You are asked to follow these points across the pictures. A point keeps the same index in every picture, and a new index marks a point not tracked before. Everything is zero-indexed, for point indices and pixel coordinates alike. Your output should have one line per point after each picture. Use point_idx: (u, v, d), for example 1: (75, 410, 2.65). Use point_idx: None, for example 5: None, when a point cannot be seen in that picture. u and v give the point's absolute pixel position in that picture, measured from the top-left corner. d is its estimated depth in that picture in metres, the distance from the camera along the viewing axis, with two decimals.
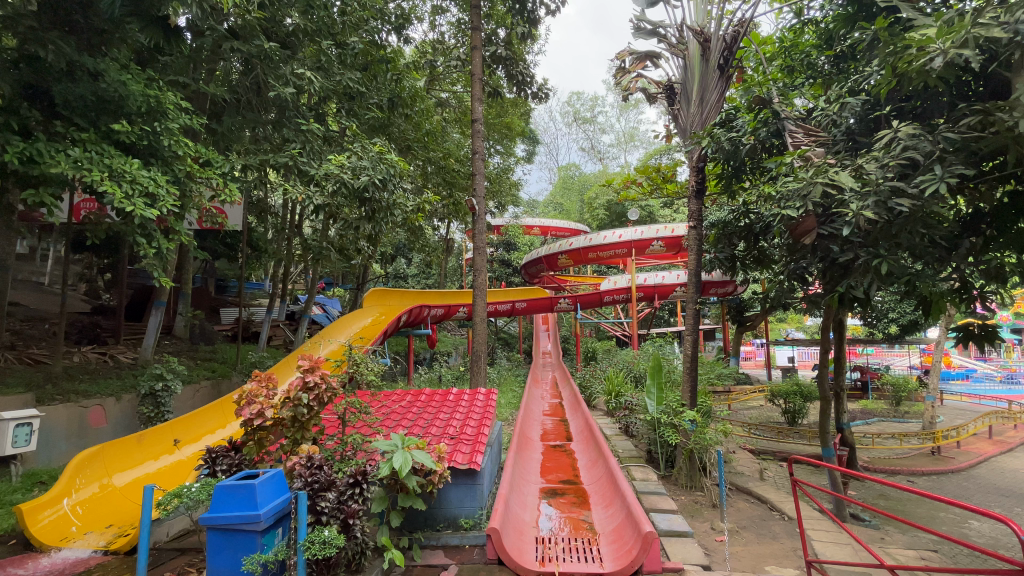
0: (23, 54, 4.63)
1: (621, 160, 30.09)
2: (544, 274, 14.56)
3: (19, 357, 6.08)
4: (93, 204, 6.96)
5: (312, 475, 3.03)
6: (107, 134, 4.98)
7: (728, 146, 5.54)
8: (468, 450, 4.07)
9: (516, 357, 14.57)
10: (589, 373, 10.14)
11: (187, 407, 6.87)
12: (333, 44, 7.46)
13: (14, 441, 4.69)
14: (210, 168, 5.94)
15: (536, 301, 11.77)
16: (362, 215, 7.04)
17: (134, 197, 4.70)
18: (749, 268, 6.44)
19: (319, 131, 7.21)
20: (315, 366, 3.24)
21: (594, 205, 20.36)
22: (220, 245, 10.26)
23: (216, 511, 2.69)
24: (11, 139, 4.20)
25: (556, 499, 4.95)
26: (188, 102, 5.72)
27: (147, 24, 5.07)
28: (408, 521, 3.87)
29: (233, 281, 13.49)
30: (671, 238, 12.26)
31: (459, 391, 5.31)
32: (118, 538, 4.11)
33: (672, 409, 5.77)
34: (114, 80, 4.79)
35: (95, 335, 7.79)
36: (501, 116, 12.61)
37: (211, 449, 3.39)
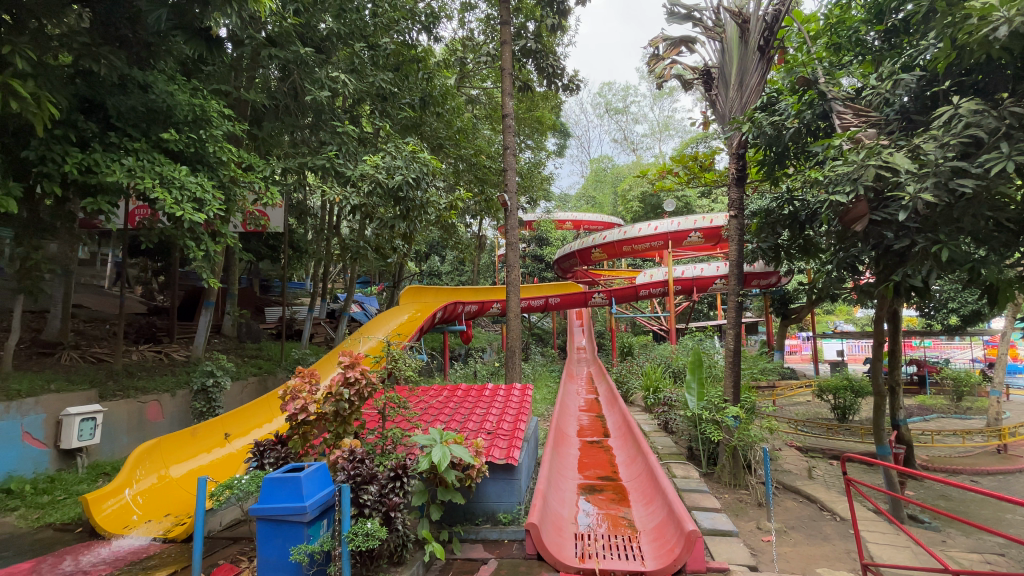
0: (78, 69, 4.89)
1: (655, 149, 29.44)
2: (578, 269, 14.43)
3: (83, 355, 6.48)
4: (148, 209, 7.17)
5: (354, 468, 3.11)
6: (157, 143, 5.24)
7: (771, 131, 5.34)
8: (505, 445, 4.07)
9: (550, 352, 14.56)
10: (626, 368, 9.97)
11: (237, 402, 7.18)
12: (366, 47, 7.61)
13: (79, 435, 5.09)
14: (253, 173, 6.18)
15: (569, 296, 11.64)
16: (397, 214, 7.17)
17: (183, 203, 4.92)
18: (794, 258, 6.15)
19: (354, 133, 7.40)
20: (355, 362, 3.28)
21: (627, 197, 20.01)
22: (263, 247, 10.66)
23: (265, 502, 2.78)
24: (70, 151, 4.49)
25: (594, 495, 4.91)
26: (231, 110, 5.96)
27: (191, 36, 5.15)
28: (447, 515, 3.92)
29: (276, 281, 14.01)
30: (710, 229, 11.90)
31: (495, 385, 5.33)
32: (175, 527, 4.35)
33: (714, 405, 5.59)
34: (162, 91, 5.14)
35: (152, 334, 8.25)
36: (532, 110, 12.56)
37: (258, 442, 3.50)
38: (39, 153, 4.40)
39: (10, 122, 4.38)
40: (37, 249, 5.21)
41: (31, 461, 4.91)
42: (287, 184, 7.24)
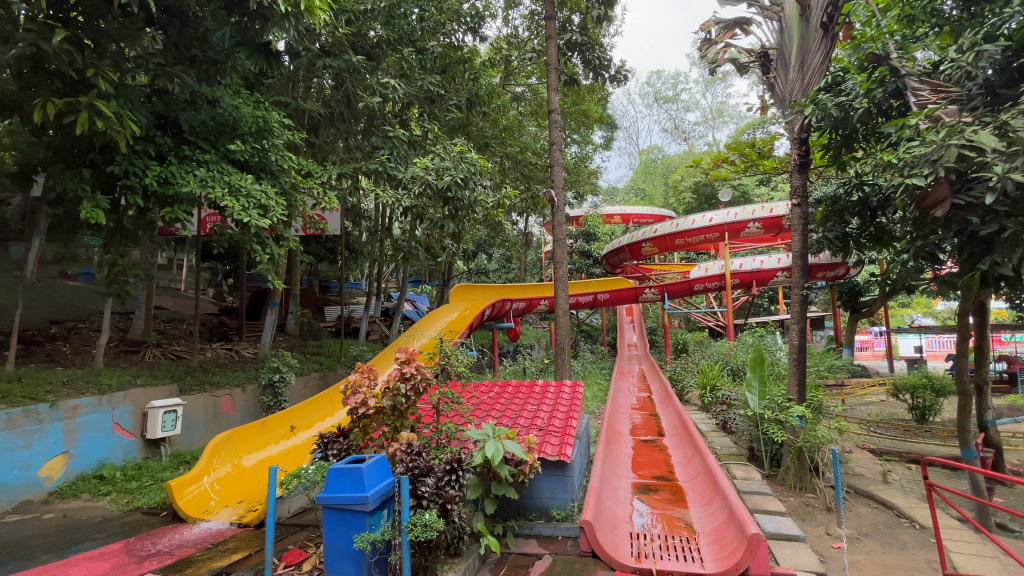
0: (154, 88, 5.27)
1: (708, 137, 28.33)
2: (627, 264, 14.13)
3: (164, 353, 7.05)
4: (218, 217, 7.67)
5: (412, 461, 3.20)
6: (226, 154, 5.60)
7: (836, 113, 4.95)
8: (557, 441, 4.07)
9: (600, 349, 14.38)
10: (681, 366, 9.65)
11: (300, 396, 7.58)
12: (414, 51, 7.84)
13: (163, 426, 5.55)
14: (312, 179, 6.48)
15: (618, 292, 11.44)
16: (446, 214, 7.32)
17: (250, 210, 5.23)
18: (865, 248, 5.81)
19: (404, 137, 7.63)
20: (410, 358, 3.39)
21: (678, 188, 19.40)
22: (321, 249, 11.18)
23: (330, 491, 2.92)
24: (150, 165, 4.90)
25: (650, 495, 4.81)
26: (290, 120, 6.29)
27: (253, 52, 5.36)
28: (501, 510, 3.97)
29: (334, 282, 14.63)
30: (770, 219, 11.36)
31: (545, 382, 5.31)
32: (248, 513, 4.65)
33: (777, 404, 5.34)
34: (228, 106, 5.53)
35: (223, 333, 8.85)
36: (578, 103, 12.40)
37: (323, 435, 3.67)
38: (123, 167, 4.79)
39: (98, 140, 4.80)
40: (124, 256, 5.69)
41: (120, 450, 5.39)
42: (343, 188, 7.56)
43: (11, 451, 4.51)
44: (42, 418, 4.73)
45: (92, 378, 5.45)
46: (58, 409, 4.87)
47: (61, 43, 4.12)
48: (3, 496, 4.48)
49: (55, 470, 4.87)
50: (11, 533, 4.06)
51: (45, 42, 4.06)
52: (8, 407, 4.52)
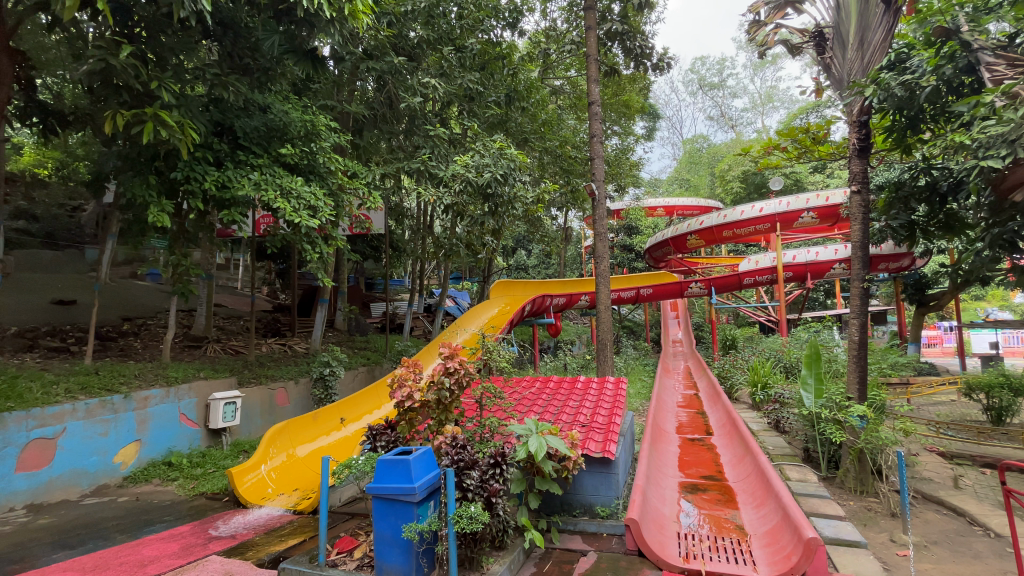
0: (211, 97, 5.55)
1: (757, 124, 27.18)
2: (671, 258, 13.80)
3: (224, 347, 7.47)
4: (271, 218, 8.04)
5: (457, 453, 3.25)
6: (277, 157, 5.85)
7: (901, 93, 4.59)
8: (601, 438, 4.04)
9: (644, 345, 14.11)
10: (729, 363, 9.32)
11: (349, 390, 7.88)
12: (453, 49, 7.92)
13: (224, 416, 5.90)
14: (357, 180, 6.68)
15: (662, 287, 11.17)
16: (486, 211, 7.39)
17: (301, 210, 5.44)
18: (933, 236, 5.46)
19: (444, 135, 7.75)
20: (454, 353, 3.46)
21: (726, 178, 18.74)
22: (367, 248, 11.53)
23: (379, 482, 3.02)
24: (210, 170, 5.20)
25: (698, 494, 4.69)
26: (337, 123, 6.50)
27: (300, 58, 5.65)
28: (545, 505, 3.98)
29: (379, 279, 15.06)
30: (825, 208, 10.79)
31: (587, 378, 5.26)
32: (303, 501, 4.87)
33: (835, 403, 5.07)
34: (279, 111, 5.79)
35: (277, 329, 9.29)
36: (619, 94, 12.16)
37: (371, 427, 3.78)
38: (185, 173, 5.10)
39: (162, 148, 5.12)
40: (186, 256, 6.05)
41: (185, 439, 5.77)
42: (387, 188, 7.75)
43: (91, 439, 4.88)
44: (117, 408, 5.11)
45: (160, 371, 5.84)
46: (131, 399, 5.24)
47: (127, 58, 4.41)
48: (84, 480, 4.84)
49: (129, 457, 5.24)
50: (91, 514, 4.41)
51: (112, 57, 4.35)
52: (87, 398, 4.91)
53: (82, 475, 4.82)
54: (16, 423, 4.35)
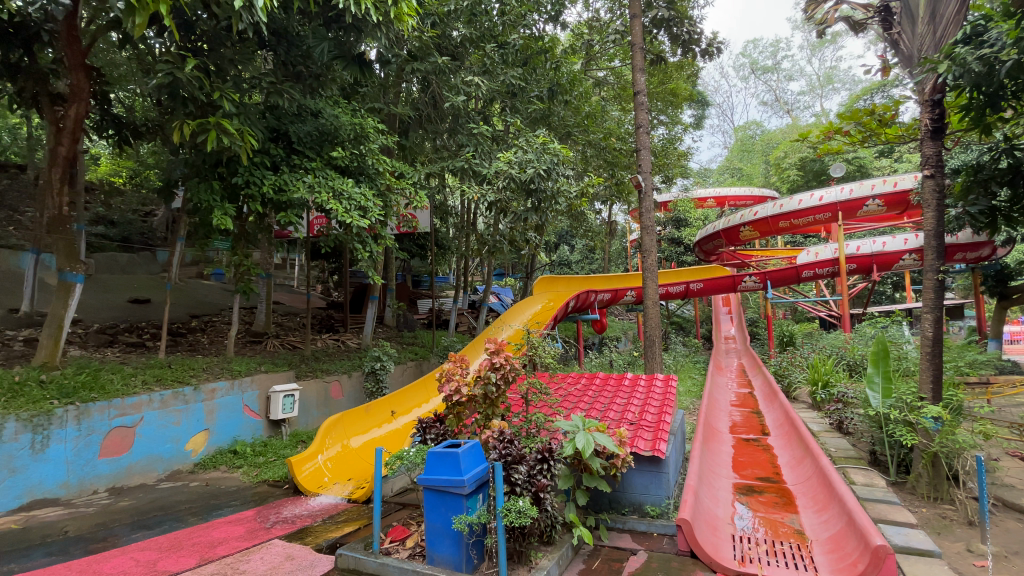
0: (267, 104, 5.83)
1: (815, 107, 25.69)
2: (723, 251, 13.30)
3: (283, 342, 7.86)
4: (324, 219, 8.37)
5: (505, 448, 3.27)
6: (329, 160, 6.07)
7: (979, 69, 4.06)
8: (650, 436, 3.96)
9: (693, 342, 13.69)
10: (787, 360, 8.87)
11: (399, 383, 8.12)
12: (495, 46, 7.94)
13: (283, 408, 6.23)
14: (404, 180, 6.84)
15: (713, 281, 10.80)
16: (529, 207, 7.40)
17: (352, 211, 5.64)
18: (1018, 223, 4.99)
19: (487, 132, 7.81)
20: (500, 349, 3.49)
21: (781, 166, 17.87)
22: (414, 246, 11.80)
23: (429, 473, 3.09)
24: (268, 175, 5.47)
25: (754, 496, 4.51)
26: (384, 125, 6.65)
27: (349, 63, 5.89)
28: (593, 502, 3.96)
29: (425, 277, 15.39)
30: (893, 195, 10.02)
31: (635, 375, 5.14)
32: (357, 490, 5.07)
33: (906, 404, 4.74)
34: (330, 116, 6.01)
35: (331, 325, 9.69)
36: (666, 82, 11.81)
37: (421, 420, 3.87)
38: (245, 178, 5.40)
39: (225, 156, 5.43)
40: (247, 257, 6.39)
41: (249, 428, 6.13)
42: (432, 187, 7.90)
43: (165, 427, 5.27)
44: (187, 399, 5.49)
45: (225, 365, 6.23)
46: (200, 391, 5.62)
47: (192, 71, 4.69)
48: (160, 466, 5.23)
49: (199, 444, 5.61)
50: (167, 497, 4.77)
51: (179, 71, 4.63)
52: (161, 389, 5.31)
53: (158, 460, 5.22)
54: (100, 412, 4.77)
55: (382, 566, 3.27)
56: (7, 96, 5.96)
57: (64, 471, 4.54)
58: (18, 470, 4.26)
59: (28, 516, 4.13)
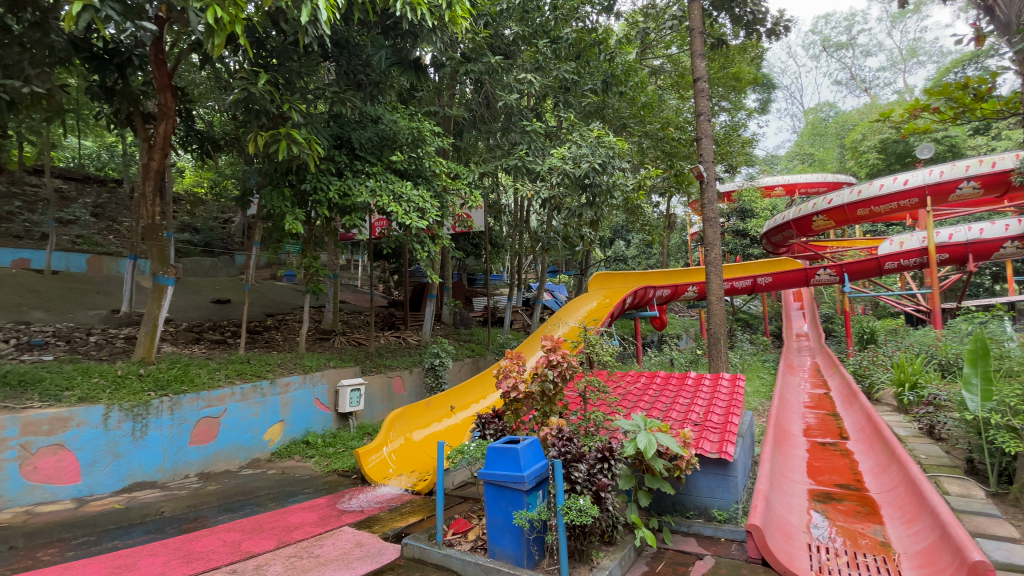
0: (332, 113, 6.13)
1: (897, 84, 23.59)
2: (793, 242, 12.53)
3: (349, 339, 8.27)
4: (385, 221, 8.67)
5: (565, 445, 3.25)
6: (389, 165, 6.30)
7: None
8: (716, 438, 3.81)
9: (761, 339, 12.99)
10: (867, 359, 8.23)
11: (458, 379, 8.32)
12: (548, 42, 7.96)
13: (350, 402, 6.56)
14: (460, 180, 6.96)
15: (783, 275, 10.19)
16: (584, 202, 7.30)
17: (411, 213, 5.81)
18: None
19: (540, 129, 7.82)
20: (556, 346, 3.49)
21: (859, 149, 16.56)
22: (469, 245, 11.98)
23: (490, 468, 3.14)
24: (333, 181, 5.75)
25: (832, 504, 4.22)
26: (440, 127, 6.79)
27: (406, 69, 6.15)
28: (656, 504, 3.87)
29: (480, 275, 15.61)
30: (992, 175, 9.09)
31: (699, 374, 4.91)
32: (420, 483, 5.25)
33: (1010, 408, 4.27)
34: (389, 121, 6.22)
35: (392, 323, 10.07)
36: (727, 67, 11.28)
37: (480, 415, 3.93)
38: (313, 185, 5.71)
39: (294, 164, 5.75)
40: (316, 259, 6.75)
41: (320, 421, 6.50)
42: (486, 186, 8.00)
43: (246, 418, 5.68)
44: (265, 392, 5.89)
45: (298, 360, 6.64)
46: (276, 385, 6.01)
47: (263, 85, 5.00)
48: (242, 454, 5.65)
49: (275, 435, 6.01)
50: (248, 483, 5.14)
51: (252, 86, 4.95)
52: (243, 383, 5.73)
53: (240, 449, 5.63)
54: (190, 403, 5.22)
55: (446, 558, 3.36)
56: (107, 117, 6.62)
57: (160, 457, 5.00)
58: (121, 455, 4.72)
59: (130, 497, 4.57)
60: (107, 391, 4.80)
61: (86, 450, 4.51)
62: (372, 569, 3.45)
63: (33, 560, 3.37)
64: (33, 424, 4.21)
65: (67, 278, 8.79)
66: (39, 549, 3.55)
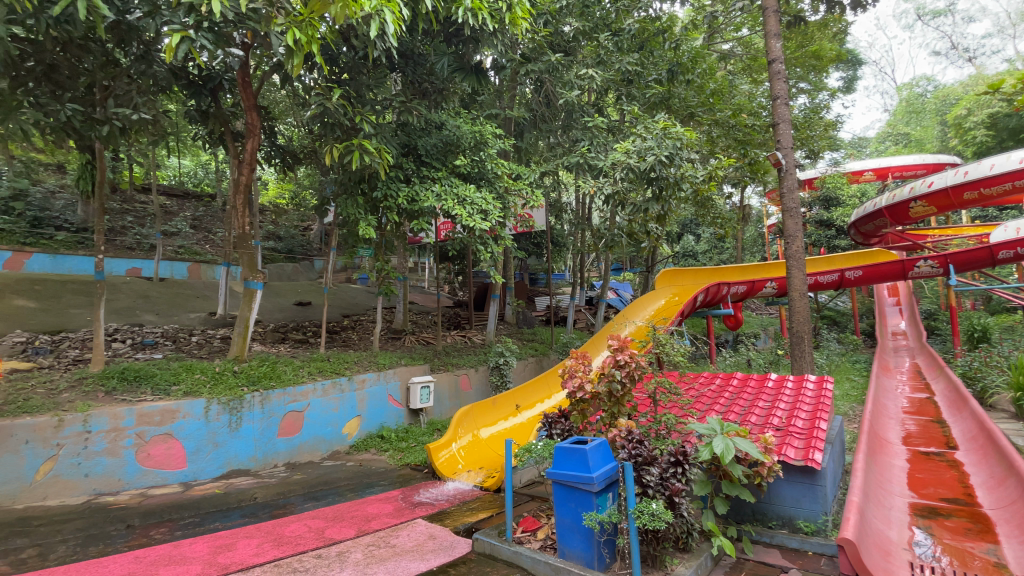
0: (399, 122, 6.39)
1: (1009, 50, 20.85)
2: (887, 231, 11.48)
3: (418, 338, 8.58)
4: (450, 224, 8.83)
5: (635, 448, 3.18)
6: (453, 169, 6.46)
7: None
8: (801, 444, 3.56)
9: (848, 338, 11.97)
10: (979, 360, 7.34)
11: (523, 378, 8.41)
12: (609, 35, 7.85)
13: (420, 398, 6.81)
14: (522, 180, 6.99)
15: (874, 268, 9.32)
16: (650, 196, 7.09)
17: (474, 215, 5.91)
18: None
19: (603, 124, 7.67)
20: (624, 345, 3.42)
21: (963, 125, 14.80)
22: (532, 245, 12.01)
23: (558, 468, 3.14)
24: (402, 187, 5.99)
25: (937, 521, 3.80)
26: (502, 129, 6.87)
27: (468, 74, 6.28)
28: (735, 511, 3.69)
29: (543, 274, 15.61)
30: None
31: (780, 376, 4.61)
32: (488, 479, 5.34)
33: None
34: (452, 127, 6.38)
35: (458, 322, 10.34)
36: (805, 45, 10.50)
37: (546, 414, 3.93)
38: (383, 192, 5.99)
39: (366, 173, 6.06)
40: (387, 262, 7.06)
41: (393, 416, 6.80)
42: (547, 185, 7.99)
43: (327, 412, 6.06)
44: (344, 388, 6.25)
45: (372, 359, 7.00)
46: (353, 381, 6.36)
47: (337, 100, 5.31)
48: (324, 446, 6.02)
49: (353, 429, 6.34)
50: (329, 474, 5.48)
51: (328, 101, 5.27)
52: (323, 379, 6.11)
53: (322, 441, 6.00)
54: (278, 398, 5.64)
55: (516, 555, 3.40)
56: (202, 137, 7.28)
57: (252, 447, 5.44)
58: (220, 444, 5.19)
59: (227, 483, 5.02)
60: (207, 386, 5.30)
61: (191, 439, 5.00)
62: (444, 561, 3.56)
63: (147, 538, 3.79)
64: (146, 415, 4.74)
65: (172, 284, 9.80)
66: (152, 528, 3.98)
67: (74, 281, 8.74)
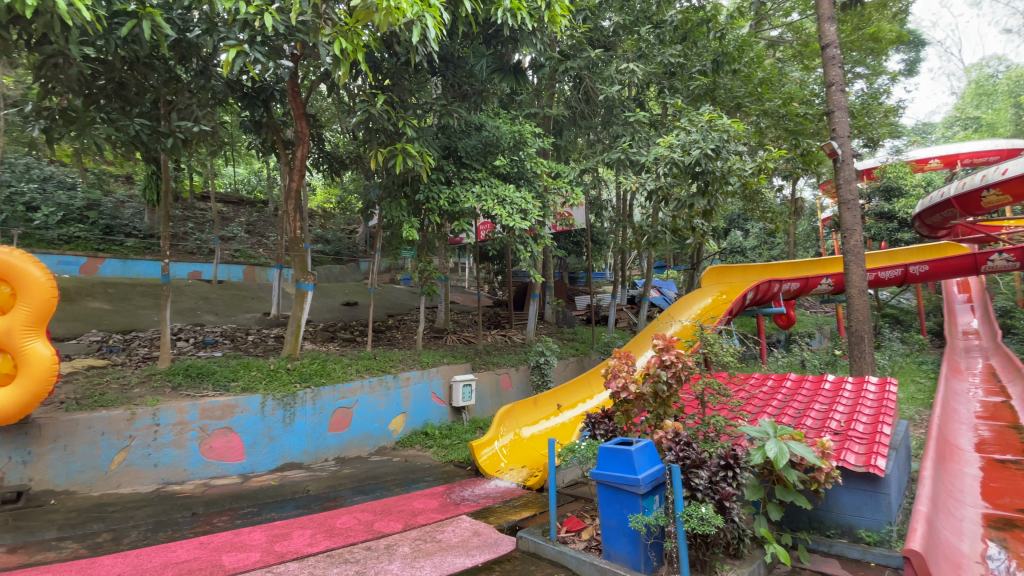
0: (440, 125, 6.49)
1: None
2: (956, 223, 10.73)
3: (459, 337, 8.70)
4: (490, 224, 8.87)
5: (683, 450, 3.11)
6: (493, 169, 6.51)
7: None
8: (862, 450, 3.38)
9: (912, 338, 11.23)
10: None
11: (564, 377, 8.38)
12: (650, 28, 7.69)
13: (462, 396, 6.93)
14: (561, 179, 6.96)
15: (941, 263, 8.69)
16: (695, 191, 6.89)
17: (514, 214, 5.93)
18: None
19: (644, 119, 7.49)
20: (669, 345, 3.34)
21: None
22: (572, 243, 11.92)
23: (603, 469, 3.12)
24: (443, 189, 6.09)
25: (1015, 533, 3.52)
26: (541, 128, 6.86)
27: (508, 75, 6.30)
28: (789, 518, 3.55)
29: (583, 273, 15.47)
30: None
31: (838, 378, 4.39)
32: (530, 478, 5.36)
33: None
34: (492, 127, 6.43)
35: (499, 321, 10.42)
36: (862, 27, 9.91)
37: (590, 415, 3.91)
38: (425, 194, 6.11)
39: (409, 176, 6.20)
40: (430, 263, 7.19)
41: (437, 413, 6.94)
42: (587, 183, 7.91)
43: (373, 409, 6.25)
44: (389, 385, 6.42)
45: (416, 357, 7.15)
46: (398, 378, 6.53)
47: (380, 106, 5.46)
48: (371, 442, 6.21)
49: (399, 425, 6.51)
50: (376, 468, 5.65)
51: (372, 108, 5.42)
52: (370, 377, 6.31)
53: (369, 436, 6.20)
54: (328, 394, 5.87)
55: (561, 555, 3.40)
56: (256, 146, 7.65)
57: (305, 441, 5.68)
58: (276, 438, 5.45)
59: (282, 475, 5.27)
60: (262, 382, 5.57)
61: (248, 433, 5.28)
62: (489, 558, 3.61)
63: (210, 525, 4.04)
64: (208, 409, 5.04)
65: (229, 286, 10.37)
66: (215, 516, 4.24)
67: (143, 284, 9.42)
